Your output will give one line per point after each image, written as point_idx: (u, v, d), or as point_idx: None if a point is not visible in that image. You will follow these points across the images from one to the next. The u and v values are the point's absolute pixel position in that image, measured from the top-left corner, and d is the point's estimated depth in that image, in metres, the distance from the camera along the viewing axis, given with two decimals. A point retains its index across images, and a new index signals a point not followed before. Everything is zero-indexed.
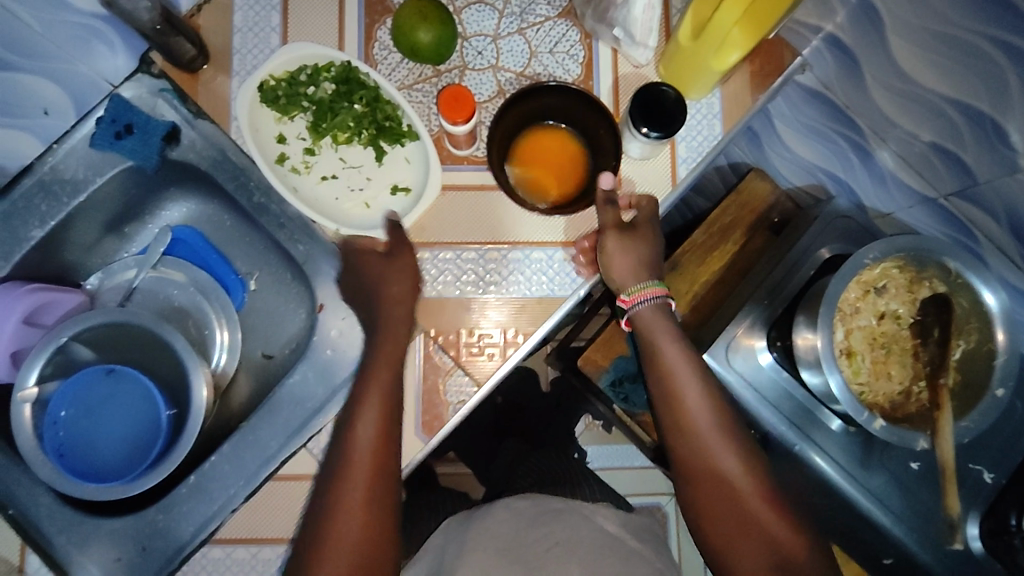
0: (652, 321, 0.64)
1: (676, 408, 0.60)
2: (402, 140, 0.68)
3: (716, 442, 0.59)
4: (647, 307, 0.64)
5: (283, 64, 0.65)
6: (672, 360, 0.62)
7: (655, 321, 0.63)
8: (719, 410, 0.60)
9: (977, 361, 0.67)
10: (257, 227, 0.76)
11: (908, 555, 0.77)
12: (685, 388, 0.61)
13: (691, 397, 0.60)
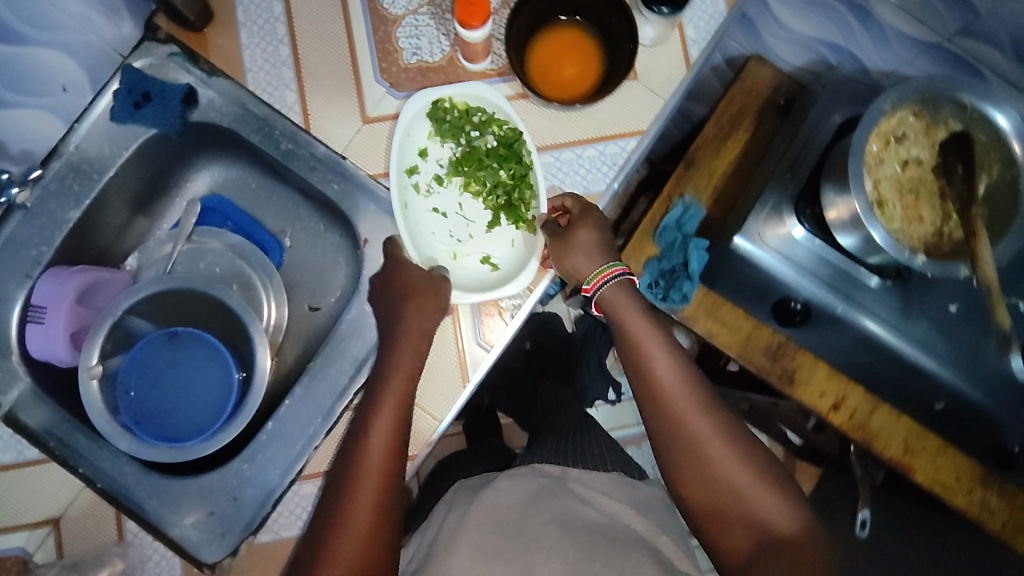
0: (615, 296, 0.67)
1: (651, 381, 0.64)
2: (519, 224, 0.68)
3: (684, 405, 0.63)
4: (609, 289, 0.67)
5: (466, 96, 0.67)
6: (641, 338, 0.66)
7: (617, 295, 0.67)
8: (688, 380, 0.64)
9: (1003, 187, 0.70)
10: (284, 182, 0.77)
11: (959, 394, 0.83)
12: (652, 359, 0.65)
13: (661, 373, 0.64)
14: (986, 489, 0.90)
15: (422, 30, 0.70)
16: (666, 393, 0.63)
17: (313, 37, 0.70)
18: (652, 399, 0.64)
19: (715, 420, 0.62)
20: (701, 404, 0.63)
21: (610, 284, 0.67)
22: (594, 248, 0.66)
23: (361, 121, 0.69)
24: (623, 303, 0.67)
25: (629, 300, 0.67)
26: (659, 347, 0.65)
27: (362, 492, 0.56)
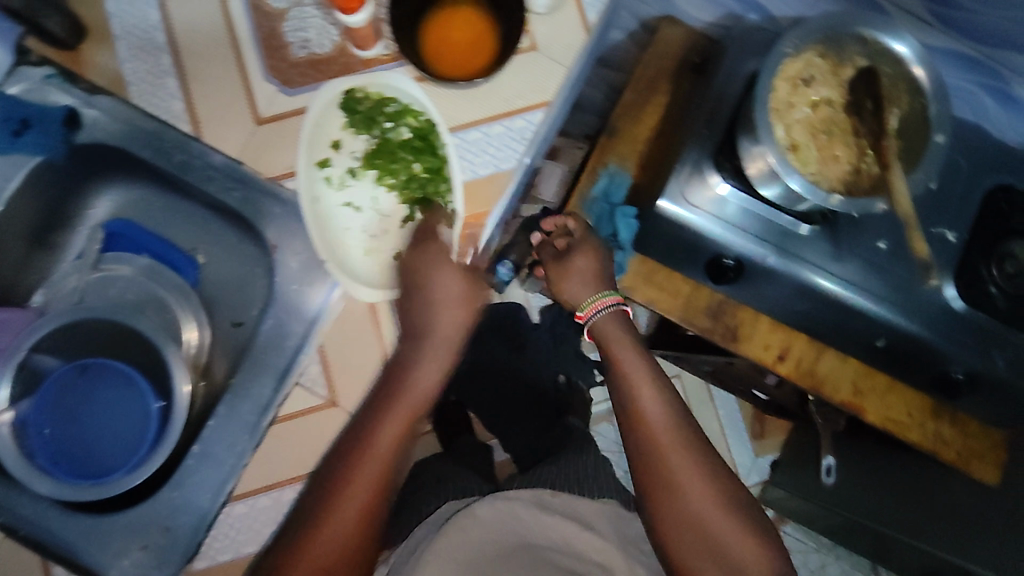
0: (608, 327, 0.68)
1: (645, 429, 0.61)
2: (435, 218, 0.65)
3: (682, 478, 0.59)
4: (602, 317, 0.67)
5: (380, 85, 0.63)
6: (630, 374, 0.64)
7: (612, 324, 0.68)
8: (679, 428, 0.61)
9: (912, 120, 0.70)
10: (190, 196, 0.74)
11: (900, 330, 0.83)
12: (643, 401, 0.62)
13: (652, 419, 0.61)
14: (937, 420, 0.92)
15: (309, 22, 0.67)
16: (665, 464, 0.59)
17: (196, 42, 0.67)
18: (644, 456, 0.61)
19: (716, 501, 0.59)
20: (702, 471, 0.60)
21: (606, 314, 0.67)
22: (588, 278, 0.69)
23: (255, 123, 0.66)
24: (620, 339, 0.66)
25: (622, 330, 0.67)
26: (654, 395, 0.63)
27: (347, 508, 0.50)
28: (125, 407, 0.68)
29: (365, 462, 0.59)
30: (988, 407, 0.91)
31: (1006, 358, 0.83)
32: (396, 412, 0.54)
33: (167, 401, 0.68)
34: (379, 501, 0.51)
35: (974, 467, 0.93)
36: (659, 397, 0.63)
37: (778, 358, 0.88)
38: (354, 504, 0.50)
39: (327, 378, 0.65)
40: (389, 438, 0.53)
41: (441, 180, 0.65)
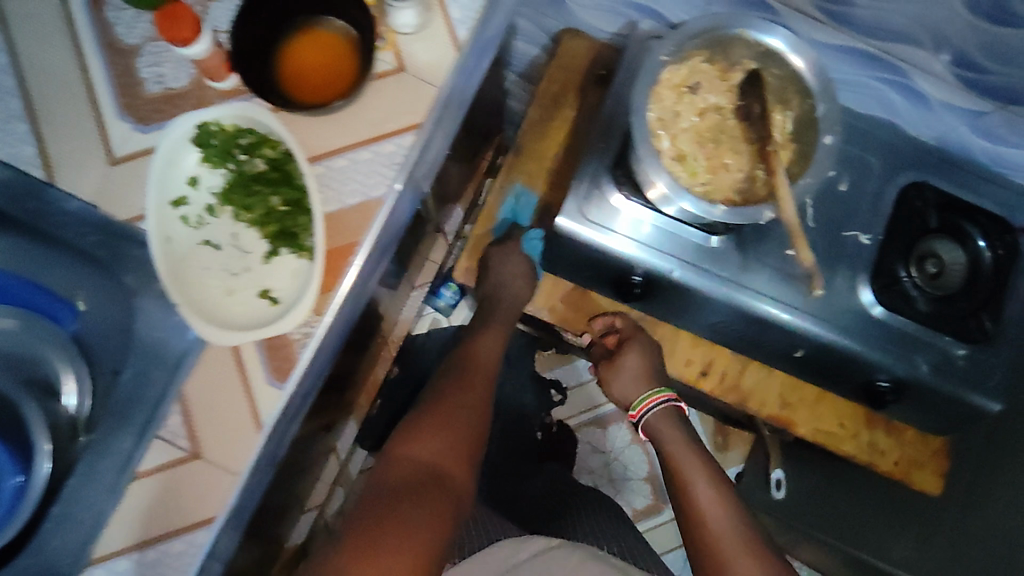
0: (661, 423, 0.81)
1: (680, 478, 0.74)
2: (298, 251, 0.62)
3: (723, 530, 0.66)
4: (653, 414, 0.82)
5: (232, 116, 0.59)
6: (675, 450, 0.77)
7: (661, 422, 0.81)
8: (719, 487, 0.71)
9: (805, 122, 0.67)
10: (52, 244, 0.68)
11: (821, 341, 0.80)
12: (688, 467, 0.74)
13: (697, 479, 0.72)
14: (872, 429, 0.90)
15: (163, 57, 0.62)
16: (707, 519, 0.68)
17: (45, 83, 0.62)
18: (690, 521, 0.69)
19: (758, 554, 0.63)
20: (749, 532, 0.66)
21: (656, 412, 0.81)
22: (640, 378, 0.83)
23: (108, 164, 0.62)
24: (665, 429, 0.80)
25: (671, 424, 0.81)
26: (701, 477, 0.72)
27: (431, 441, 0.65)
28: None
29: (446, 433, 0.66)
30: (917, 415, 0.86)
31: (929, 362, 0.80)
32: (477, 378, 0.75)
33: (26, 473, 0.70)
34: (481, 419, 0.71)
35: (914, 478, 0.91)
36: (710, 483, 0.72)
37: (702, 374, 0.88)
38: (438, 436, 0.65)
39: (189, 429, 0.61)
40: (466, 393, 0.72)
41: (301, 213, 0.63)
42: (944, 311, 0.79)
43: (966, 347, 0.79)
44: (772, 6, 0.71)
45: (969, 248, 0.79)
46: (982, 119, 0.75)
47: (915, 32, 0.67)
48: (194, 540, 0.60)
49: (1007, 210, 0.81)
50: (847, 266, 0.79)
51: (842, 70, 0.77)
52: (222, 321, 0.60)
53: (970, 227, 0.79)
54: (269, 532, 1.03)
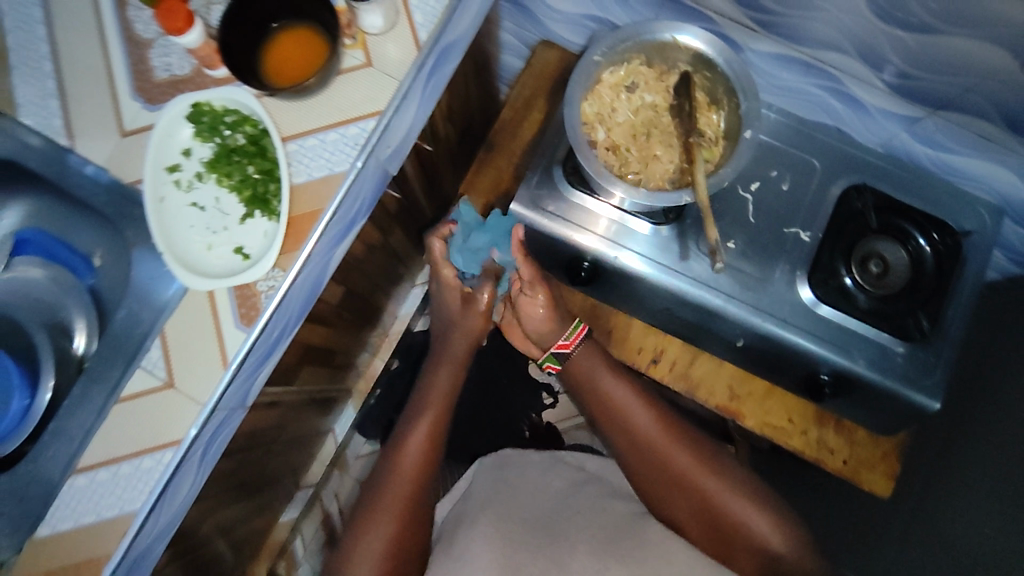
0: (586, 359, 0.87)
1: (624, 418, 0.83)
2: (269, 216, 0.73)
3: (663, 443, 0.81)
4: (582, 346, 0.87)
5: (221, 98, 0.71)
6: (614, 394, 0.85)
7: (589, 358, 0.87)
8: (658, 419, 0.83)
9: (732, 117, 0.74)
10: (75, 205, 0.81)
11: (760, 333, 0.84)
12: (630, 410, 0.84)
13: (638, 417, 0.83)
14: (821, 427, 0.93)
15: (172, 49, 0.74)
16: (648, 440, 0.82)
17: (75, 68, 0.75)
18: (643, 451, 0.82)
19: (696, 457, 0.80)
20: (683, 443, 0.81)
21: (582, 348, 0.87)
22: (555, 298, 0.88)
23: (119, 135, 0.73)
24: (593, 366, 0.87)
25: (603, 364, 0.88)
26: (635, 406, 0.84)
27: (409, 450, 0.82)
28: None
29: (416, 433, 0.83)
30: (860, 413, 0.89)
31: (866, 357, 0.81)
32: (412, 450, 0.82)
33: (30, 399, 0.82)
34: (422, 489, 0.80)
35: (863, 479, 0.91)
36: (644, 409, 0.84)
37: (653, 361, 0.95)
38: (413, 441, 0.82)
39: (166, 362, 0.70)
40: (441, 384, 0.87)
41: (272, 183, 0.73)
42: (884, 309, 0.81)
43: (905, 345, 0.81)
44: (710, 17, 0.78)
45: (911, 246, 0.82)
46: (918, 124, 0.80)
47: (840, 40, 0.72)
48: (162, 458, 0.69)
49: (950, 215, 0.84)
50: (787, 260, 0.84)
51: (784, 79, 0.83)
52: (199, 271, 0.70)
53: (910, 227, 0.82)
54: (256, 494, 1.12)
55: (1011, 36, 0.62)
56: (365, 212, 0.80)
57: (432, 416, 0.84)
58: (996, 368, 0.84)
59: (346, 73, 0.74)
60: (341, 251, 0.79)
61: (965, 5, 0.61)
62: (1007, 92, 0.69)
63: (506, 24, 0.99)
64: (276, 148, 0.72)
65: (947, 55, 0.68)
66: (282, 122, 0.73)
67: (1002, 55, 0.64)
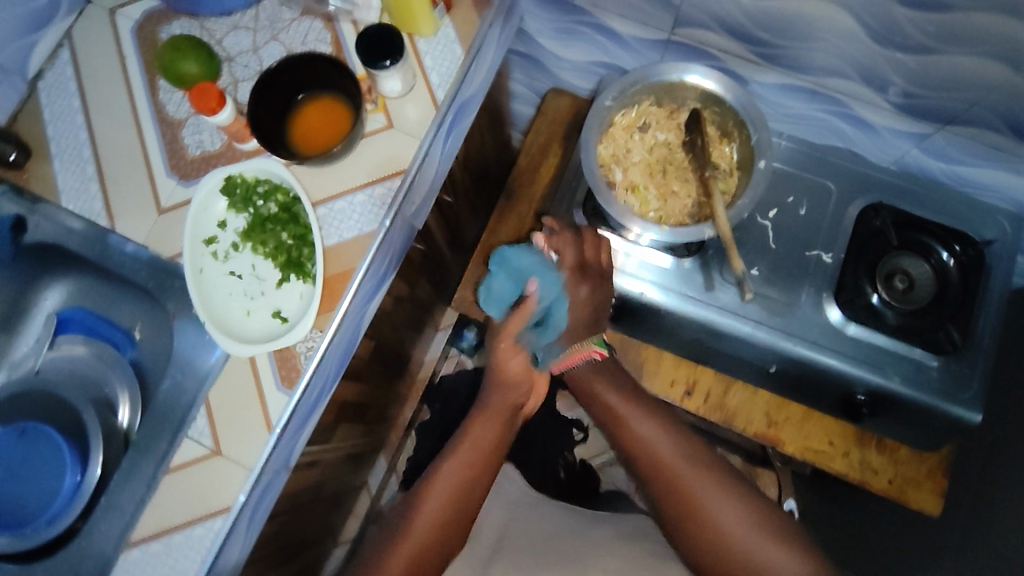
0: (589, 375, 0.84)
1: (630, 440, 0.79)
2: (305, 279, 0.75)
3: (673, 459, 0.76)
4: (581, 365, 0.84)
5: (252, 170, 0.74)
6: (617, 408, 0.81)
7: (595, 377, 0.83)
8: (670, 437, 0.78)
9: (745, 149, 0.76)
10: (116, 281, 0.84)
11: (790, 356, 0.84)
12: (638, 428, 0.79)
13: (646, 436, 0.78)
14: (863, 448, 0.92)
15: (203, 127, 0.78)
16: (661, 457, 0.76)
17: (113, 152, 0.79)
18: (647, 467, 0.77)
19: (711, 479, 0.74)
20: (696, 463, 0.76)
21: (583, 365, 0.84)
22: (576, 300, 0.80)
23: (157, 212, 0.77)
24: (594, 378, 0.83)
25: (599, 374, 0.84)
26: (648, 430, 0.78)
27: (439, 489, 0.75)
28: (47, 472, 0.84)
29: (462, 459, 0.77)
30: (898, 431, 0.88)
31: (901, 374, 0.81)
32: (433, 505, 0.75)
33: (80, 476, 0.83)
34: (445, 529, 0.74)
35: (912, 498, 0.90)
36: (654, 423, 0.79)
37: (686, 393, 0.94)
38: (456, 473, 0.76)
39: (211, 429, 0.72)
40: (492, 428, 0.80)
41: (305, 247, 0.76)
42: (914, 324, 0.81)
43: (938, 358, 0.81)
44: (713, 54, 0.81)
45: (933, 259, 0.82)
46: (928, 140, 0.81)
47: (842, 67, 0.75)
48: (213, 525, 0.70)
49: (970, 226, 0.85)
50: (812, 282, 0.85)
51: (791, 106, 0.86)
52: (240, 337, 0.73)
53: (931, 241, 0.83)
54: (298, 555, 1.13)
55: (1008, 52, 0.64)
56: (393, 267, 0.82)
57: (466, 466, 0.77)
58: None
59: (370, 136, 0.77)
60: (373, 307, 0.81)
61: (961, 25, 0.63)
62: (1010, 103, 0.70)
63: (517, 76, 1.03)
64: (307, 213, 0.74)
65: (946, 72, 0.70)
66: (311, 188, 0.76)
67: (1001, 69, 0.66)
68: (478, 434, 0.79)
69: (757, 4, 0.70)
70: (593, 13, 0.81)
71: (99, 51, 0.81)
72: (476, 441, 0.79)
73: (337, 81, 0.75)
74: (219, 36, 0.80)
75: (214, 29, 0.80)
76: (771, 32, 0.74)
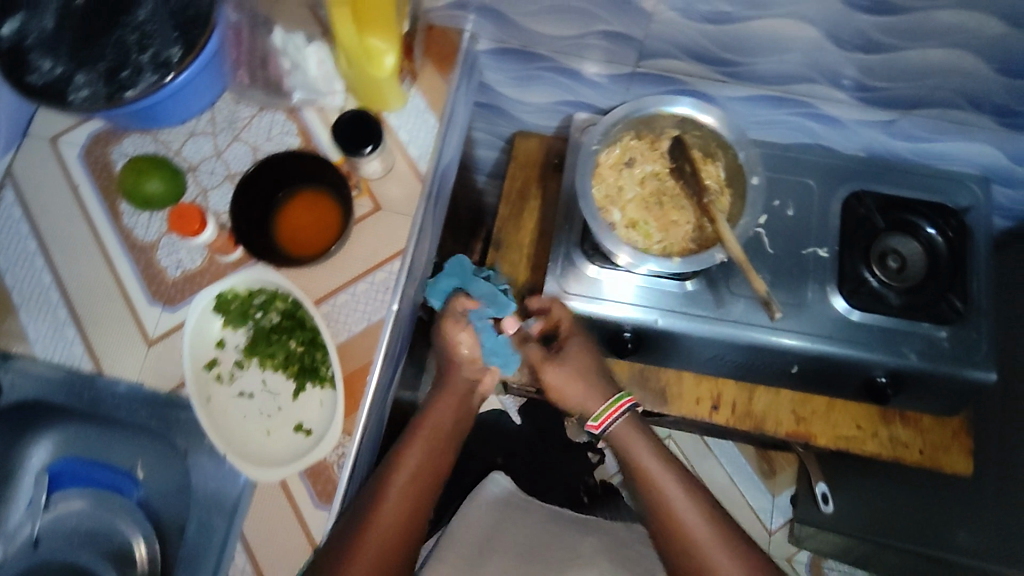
0: (626, 429, 0.79)
1: (665, 507, 0.74)
2: (321, 384, 0.72)
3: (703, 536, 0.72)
4: (621, 422, 0.79)
5: (244, 281, 0.70)
6: (651, 469, 0.76)
7: (635, 434, 0.79)
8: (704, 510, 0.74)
9: (732, 167, 0.77)
10: (109, 424, 0.78)
11: (809, 356, 0.85)
12: (670, 494, 0.75)
13: (682, 507, 0.74)
14: (890, 425, 0.94)
15: (178, 245, 0.73)
16: (690, 534, 0.72)
17: (83, 289, 0.73)
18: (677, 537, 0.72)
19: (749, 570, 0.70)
20: (731, 547, 0.72)
21: (622, 420, 0.79)
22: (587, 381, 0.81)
23: (146, 344, 0.72)
24: (631, 439, 0.79)
25: (636, 433, 0.79)
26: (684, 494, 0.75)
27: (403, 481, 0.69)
28: None
29: (421, 449, 0.73)
30: (921, 403, 0.90)
31: (917, 350, 0.83)
32: (395, 494, 0.68)
33: None
34: (406, 525, 0.67)
35: (943, 462, 0.93)
36: (684, 496, 0.75)
37: (713, 408, 0.94)
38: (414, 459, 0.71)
39: (253, 566, 0.66)
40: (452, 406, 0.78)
41: (316, 350, 0.72)
42: (916, 301, 0.83)
43: (947, 328, 0.83)
44: (678, 79, 0.82)
45: (922, 236, 0.85)
46: (893, 125, 0.84)
47: (806, 72, 0.77)
48: None
49: (945, 196, 0.88)
50: (815, 279, 0.85)
51: (757, 113, 0.87)
52: (265, 461, 0.69)
53: (917, 219, 0.86)
54: None
55: (965, 39, 0.67)
56: (402, 350, 0.79)
57: (427, 452, 0.73)
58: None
59: (360, 222, 0.74)
60: (390, 396, 0.78)
61: (918, 22, 0.66)
62: (969, 83, 0.74)
63: (478, 125, 1.03)
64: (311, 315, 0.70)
65: (908, 64, 0.72)
66: (311, 287, 0.72)
67: (960, 54, 0.69)
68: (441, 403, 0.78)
69: (721, 29, 0.71)
70: (555, 57, 0.81)
71: (47, 184, 0.76)
72: (432, 422, 0.76)
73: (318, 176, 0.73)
74: (176, 146, 0.76)
75: (169, 140, 0.76)
76: (734, 52, 0.75)
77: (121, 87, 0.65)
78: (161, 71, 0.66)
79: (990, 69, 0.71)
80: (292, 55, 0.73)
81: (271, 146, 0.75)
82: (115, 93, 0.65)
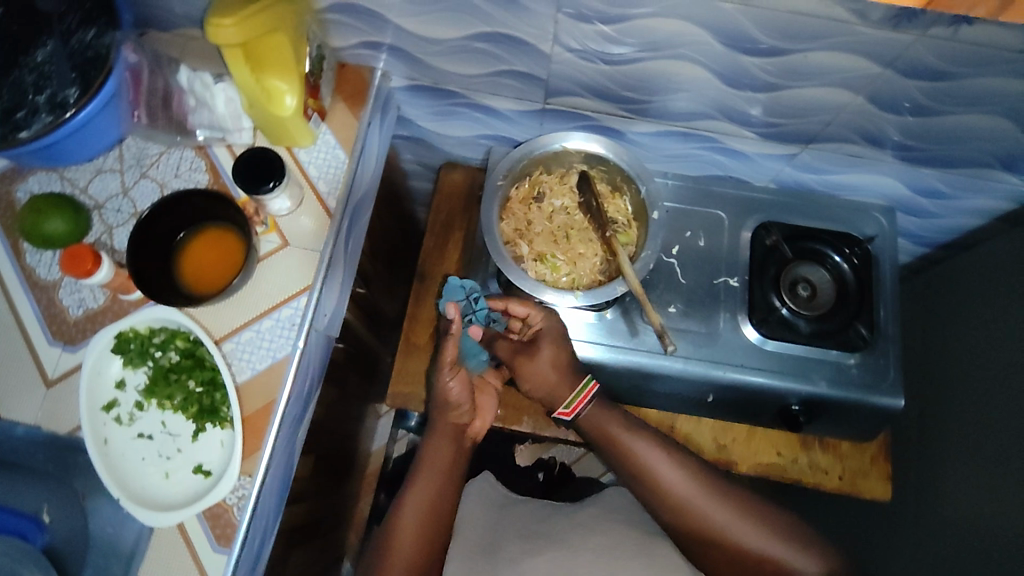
0: (597, 417, 0.77)
1: (650, 477, 0.74)
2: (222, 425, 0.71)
3: (693, 495, 0.73)
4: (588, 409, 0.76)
5: (146, 320, 0.70)
6: (624, 439, 0.75)
7: (602, 413, 0.77)
8: (688, 470, 0.74)
9: (637, 200, 0.79)
10: None
11: (723, 385, 0.86)
12: (654, 464, 0.74)
13: (663, 471, 0.74)
14: (809, 451, 0.95)
15: (81, 284, 0.73)
16: (684, 500, 0.73)
17: None
18: (664, 498, 0.74)
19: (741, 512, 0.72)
20: (718, 497, 0.73)
21: (593, 406, 0.77)
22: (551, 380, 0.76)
23: (45, 386, 0.71)
24: (601, 421, 0.77)
25: (604, 414, 0.77)
26: (658, 455, 0.75)
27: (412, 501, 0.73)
28: None
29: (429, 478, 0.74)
30: (838, 430, 0.92)
31: (826, 377, 0.84)
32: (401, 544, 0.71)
33: None
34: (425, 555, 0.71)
35: (861, 488, 0.94)
36: (667, 458, 0.75)
37: None
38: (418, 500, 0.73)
39: None
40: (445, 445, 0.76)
41: (216, 390, 0.71)
42: (825, 327, 0.85)
43: (855, 355, 0.85)
44: (587, 115, 0.84)
45: (829, 264, 0.88)
46: (797, 158, 0.87)
47: (706, 109, 0.79)
48: None
49: (852, 226, 0.91)
50: (727, 307, 0.87)
51: (669, 146, 0.90)
52: (161, 505, 0.68)
53: (823, 247, 0.88)
54: None
55: (846, 78, 0.70)
56: (314, 384, 0.79)
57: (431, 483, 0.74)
58: (958, 348, 0.91)
59: (266, 259, 0.74)
60: (300, 435, 0.77)
61: (802, 64, 0.68)
62: (859, 119, 0.77)
63: (406, 156, 1.04)
64: (212, 354, 0.70)
65: (800, 103, 0.75)
66: (216, 326, 0.72)
67: (844, 94, 0.72)
68: (438, 437, 0.77)
69: (617, 69, 0.73)
70: (466, 94, 0.83)
71: None
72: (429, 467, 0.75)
73: (221, 212, 0.73)
74: (82, 184, 0.76)
75: (75, 178, 0.76)
76: (635, 91, 0.77)
77: (16, 128, 0.65)
78: (56, 112, 0.66)
79: (875, 107, 0.74)
80: (198, 93, 0.74)
81: (178, 183, 0.76)
82: (10, 133, 0.64)
